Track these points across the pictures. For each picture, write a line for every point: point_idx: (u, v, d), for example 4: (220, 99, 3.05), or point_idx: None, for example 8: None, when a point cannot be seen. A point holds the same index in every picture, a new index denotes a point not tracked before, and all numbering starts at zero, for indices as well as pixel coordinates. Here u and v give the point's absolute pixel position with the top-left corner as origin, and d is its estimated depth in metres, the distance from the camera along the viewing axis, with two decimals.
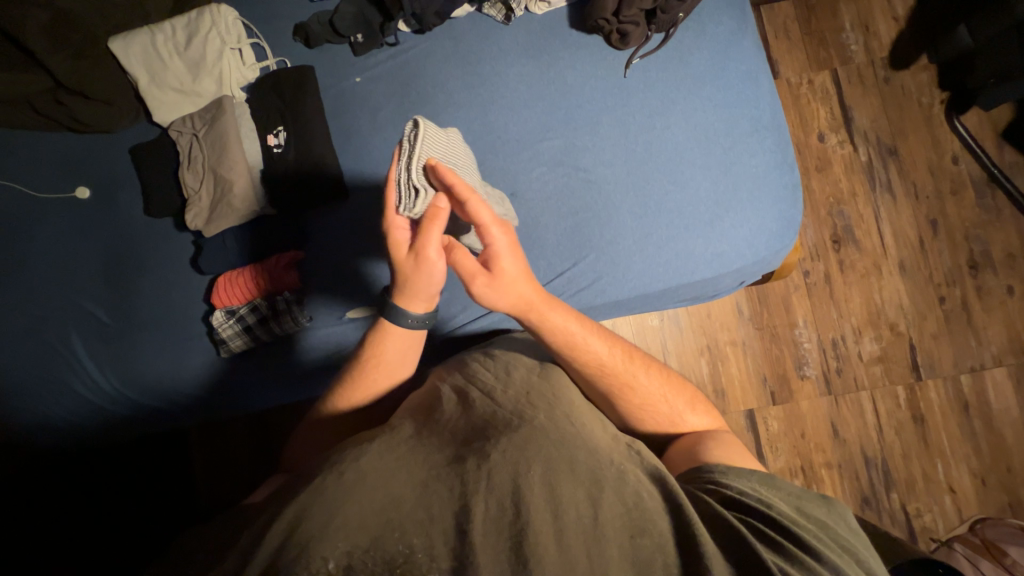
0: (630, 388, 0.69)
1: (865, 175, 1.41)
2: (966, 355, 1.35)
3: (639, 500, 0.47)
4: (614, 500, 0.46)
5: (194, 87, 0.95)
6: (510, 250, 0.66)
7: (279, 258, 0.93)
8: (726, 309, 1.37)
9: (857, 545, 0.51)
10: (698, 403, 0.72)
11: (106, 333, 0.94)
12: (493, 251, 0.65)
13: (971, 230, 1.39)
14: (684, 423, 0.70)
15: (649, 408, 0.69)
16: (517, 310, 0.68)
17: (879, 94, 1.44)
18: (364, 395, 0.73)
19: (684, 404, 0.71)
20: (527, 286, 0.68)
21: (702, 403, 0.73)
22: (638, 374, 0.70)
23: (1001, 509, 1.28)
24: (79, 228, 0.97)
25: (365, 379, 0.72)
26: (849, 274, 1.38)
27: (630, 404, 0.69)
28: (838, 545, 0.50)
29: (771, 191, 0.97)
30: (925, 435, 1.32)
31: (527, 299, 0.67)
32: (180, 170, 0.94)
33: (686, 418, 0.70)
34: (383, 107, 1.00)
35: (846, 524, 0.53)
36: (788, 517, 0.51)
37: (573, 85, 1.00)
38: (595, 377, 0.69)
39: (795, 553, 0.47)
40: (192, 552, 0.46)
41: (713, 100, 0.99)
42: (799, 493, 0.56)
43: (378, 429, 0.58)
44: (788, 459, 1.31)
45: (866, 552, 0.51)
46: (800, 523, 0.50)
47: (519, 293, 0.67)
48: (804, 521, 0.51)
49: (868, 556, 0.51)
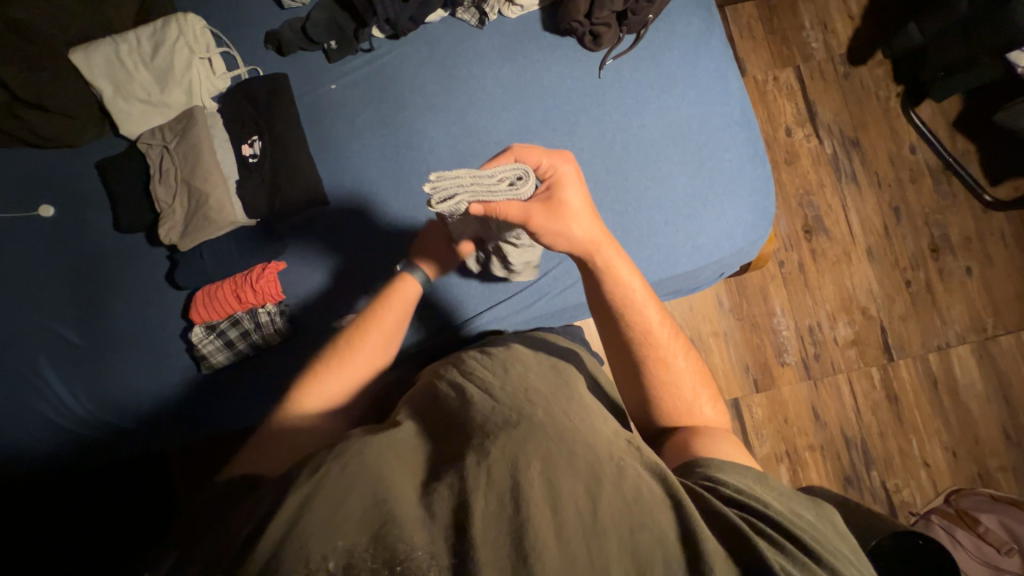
0: (666, 364, 0.69)
1: (831, 166, 1.47)
2: (932, 334, 1.42)
3: (639, 494, 0.46)
4: (613, 496, 0.45)
5: (163, 99, 0.93)
6: (575, 183, 0.69)
7: (261, 267, 0.90)
8: (707, 302, 1.40)
9: (847, 542, 0.53)
10: (711, 394, 0.71)
11: (78, 356, 0.91)
12: (557, 176, 0.69)
13: (930, 216, 1.47)
14: (700, 414, 0.69)
15: (674, 391, 0.69)
16: (579, 249, 0.68)
17: (840, 89, 1.50)
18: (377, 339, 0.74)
19: (705, 395, 0.71)
20: (590, 222, 0.67)
21: (720, 402, 0.72)
22: (677, 356, 0.70)
23: (971, 479, 1.35)
24: (44, 247, 0.93)
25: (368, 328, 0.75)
26: (821, 262, 1.44)
27: (656, 379, 0.69)
28: (832, 544, 0.51)
29: (745, 184, 1.00)
30: (899, 413, 1.38)
31: (595, 237, 0.67)
32: (151, 184, 0.91)
33: (703, 409, 0.69)
34: (360, 113, 0.99)
35: (836, 526, 0.54)
36: (782, 514, 0.52)
37: (549, 86, 1.02)
38: (640, 340, 0.69)
39: (789, 547, 0.48)
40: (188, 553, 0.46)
41: (685, 97, 1.01)
42: (790, 492, 0.57)
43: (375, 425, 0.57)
44: (773, 445, 1.35)
45: (855, 549, 0.53)
46: (794, 522, 0.51)
47: (585, 227, 0.67)
48: (798, 518, 0.52)
49: (858, 553, 0.53)
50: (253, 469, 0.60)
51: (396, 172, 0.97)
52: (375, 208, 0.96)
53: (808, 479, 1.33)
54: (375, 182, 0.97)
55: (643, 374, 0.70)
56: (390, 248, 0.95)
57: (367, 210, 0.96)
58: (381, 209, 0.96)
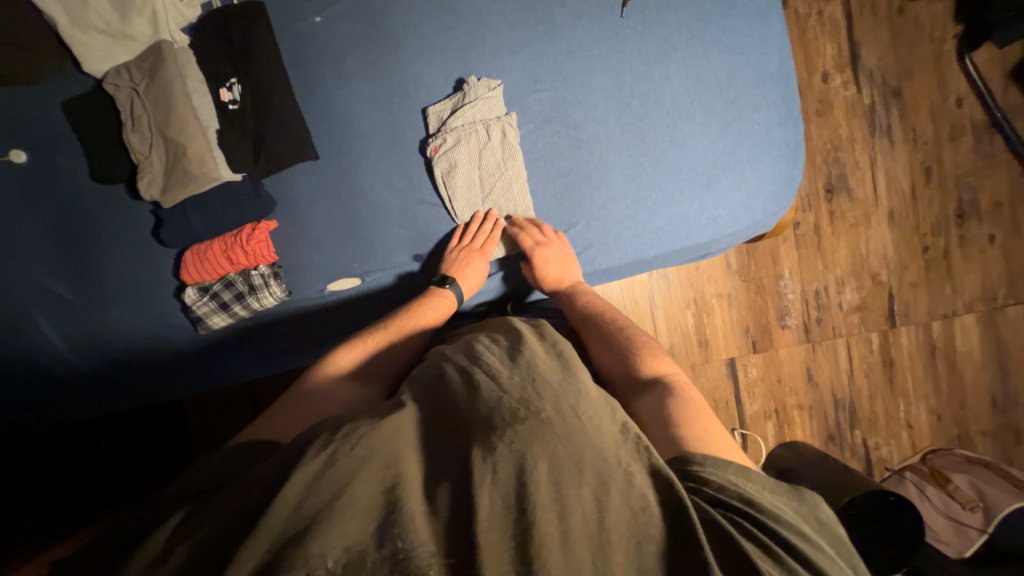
0: (599, 334, 0.79)
1: (865, 119, 1.34)
2: (941, 302, 1.39)
3: (645, 503, 0.45)
4: (621, 505, 0.44)
5: (124, 30, 0.82)
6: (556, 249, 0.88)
7: (251, 228, 0.87)
8: (714, 262, 1.36)
9: (825, 532, 0.50)
10: (661, 353, 0.74)
11: (73, 311, 0.89)
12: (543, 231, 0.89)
13: (963, 178, 1.38)
14: (651, 366, 0.71)
15: (621, 352, 0.74)
16: (554, 281, 0.89)
17: (891, 27, 1.33)
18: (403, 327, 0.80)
19: (649, 354, 0.73)
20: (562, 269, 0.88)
21: (664, 353, 0.74)
22: (607, 326, 0.80)
23: (950, 441, 1.40)
24: (16, 194, 0.87)
25: (401, 334, 0.79)
26: (838, 224, 1.37)
27: (596, 344, 0.79)
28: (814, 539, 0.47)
29: (773, 149, 0.93)
30: (892, 377, 1.40)
31: (561, 280, 0.88)
32: (123, 132, 0.83)
33: (653, 363, 0.71)
34: (349, 53, 0.88)
35: (813, 515, 0.51)
36: (772, 515, 0.47)
37: (563, 26, 0.90)
38: (584, 317, 0.83)
39: (786, 558, 0.44)
40: (193, 513, 0.46)
41: (716, 46, 0.91)
42: (769, 484, 0.52)
43: (380, 404, 0.54)
44: (763, 403, 1.38)
45: (834, 537, 0.50)
46: (784, 520, 0.47)
47: (554, 276, 0.88)
48: (788, 515, 0.48)
49: (835, 542, 0.49)
50: (264, 433, 0.60)
51: (391, 126, 0.90)
52: (346, 182, 0.90)
53: (792, 435, 1.39)
54: (366, 135, 0.90)
55: (586, 336, 0.81)
56: (374, 201, 0.91)
57: (357, 168, 0.90)
58: (352, 185, 0.90)
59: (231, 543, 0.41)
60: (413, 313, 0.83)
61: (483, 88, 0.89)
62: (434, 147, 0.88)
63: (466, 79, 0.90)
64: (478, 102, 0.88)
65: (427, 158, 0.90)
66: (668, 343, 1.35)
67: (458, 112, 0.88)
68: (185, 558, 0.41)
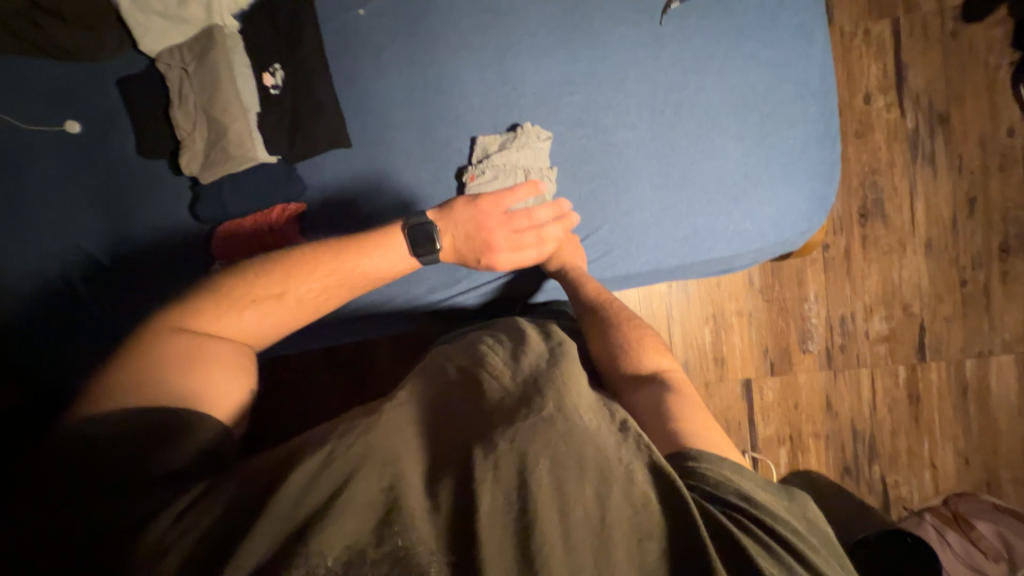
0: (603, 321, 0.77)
1: (907, 144, 1.30)
2: (977, 340, 1.33)
3: (648, 501, 0.44)
4: (622, 501, 0.44)
5: (180, 13, 0.86)
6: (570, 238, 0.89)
7: (284, 209, 0.91)
8: (736, 278, 1.33)
9: (818, 531, 0.50)
10: (661, 348, 0.72)
11: (109, 276, 0.93)
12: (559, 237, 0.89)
13: (1011, 212, 1.31)
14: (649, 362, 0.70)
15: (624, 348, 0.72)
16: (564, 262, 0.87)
17: (942, 50, 1.28)
18: (358, 270, 0.73)
19: (648, 349, 0.72)
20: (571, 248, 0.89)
21: (664, 349, 0.73)
22: (609, 314, 0.78)
23: (977, 486, 1.33)
24: (68, 160, 0.91)
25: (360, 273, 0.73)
26: (871, 250, 1.32)
27: (598, 329, 0.77)
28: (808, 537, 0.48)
29: (807, 166, 0.91)
30: (917, 414, 1.34)
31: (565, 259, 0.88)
32: (170, 109, 0.87)
33: (651, 359, 0.70)
34: (390, 46, 0.91)
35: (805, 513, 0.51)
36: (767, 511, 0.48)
37: (601, 31, 0.90)
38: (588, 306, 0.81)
39: (784, 556, 0.44)
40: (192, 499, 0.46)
41: (755, 58, 0.89)
42: (765, 483, 0.52)
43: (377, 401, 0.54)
44: (778, 428, 1.34)
45: (825, 536, 0.50)
46: (780, 518, 0.48)
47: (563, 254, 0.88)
48: (783, 512, 0.49)
49: (827, 539, 0.50)
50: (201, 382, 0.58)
51: (424, 119, 0.92)
52: (374, 171, 0.92)
53: (806, 463, 1.34)
54: (398, 127, 0.92)
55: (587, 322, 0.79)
56: (402, 190, 0.92)
57: (385, 157, 0.92)
58: (380, 175, 0.92)
59: (231, 537, 0.42)
60: (357, 253, 0.74)
61: (534, 137, 0.89)
62: (470, 175, 0.90)
63: (521, 124, 0.91)
64: (525, 149, 0.89)
65: (462, 183, 0.92)
66: (682, 357, 1.33)
67: (504, 152, 0.89)
68: (193, 542, 0.43)
